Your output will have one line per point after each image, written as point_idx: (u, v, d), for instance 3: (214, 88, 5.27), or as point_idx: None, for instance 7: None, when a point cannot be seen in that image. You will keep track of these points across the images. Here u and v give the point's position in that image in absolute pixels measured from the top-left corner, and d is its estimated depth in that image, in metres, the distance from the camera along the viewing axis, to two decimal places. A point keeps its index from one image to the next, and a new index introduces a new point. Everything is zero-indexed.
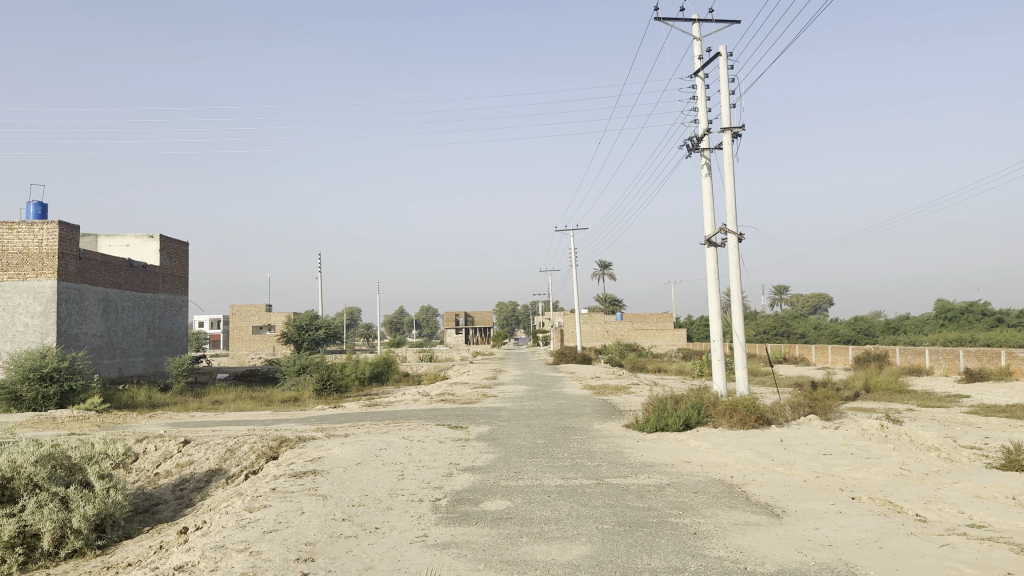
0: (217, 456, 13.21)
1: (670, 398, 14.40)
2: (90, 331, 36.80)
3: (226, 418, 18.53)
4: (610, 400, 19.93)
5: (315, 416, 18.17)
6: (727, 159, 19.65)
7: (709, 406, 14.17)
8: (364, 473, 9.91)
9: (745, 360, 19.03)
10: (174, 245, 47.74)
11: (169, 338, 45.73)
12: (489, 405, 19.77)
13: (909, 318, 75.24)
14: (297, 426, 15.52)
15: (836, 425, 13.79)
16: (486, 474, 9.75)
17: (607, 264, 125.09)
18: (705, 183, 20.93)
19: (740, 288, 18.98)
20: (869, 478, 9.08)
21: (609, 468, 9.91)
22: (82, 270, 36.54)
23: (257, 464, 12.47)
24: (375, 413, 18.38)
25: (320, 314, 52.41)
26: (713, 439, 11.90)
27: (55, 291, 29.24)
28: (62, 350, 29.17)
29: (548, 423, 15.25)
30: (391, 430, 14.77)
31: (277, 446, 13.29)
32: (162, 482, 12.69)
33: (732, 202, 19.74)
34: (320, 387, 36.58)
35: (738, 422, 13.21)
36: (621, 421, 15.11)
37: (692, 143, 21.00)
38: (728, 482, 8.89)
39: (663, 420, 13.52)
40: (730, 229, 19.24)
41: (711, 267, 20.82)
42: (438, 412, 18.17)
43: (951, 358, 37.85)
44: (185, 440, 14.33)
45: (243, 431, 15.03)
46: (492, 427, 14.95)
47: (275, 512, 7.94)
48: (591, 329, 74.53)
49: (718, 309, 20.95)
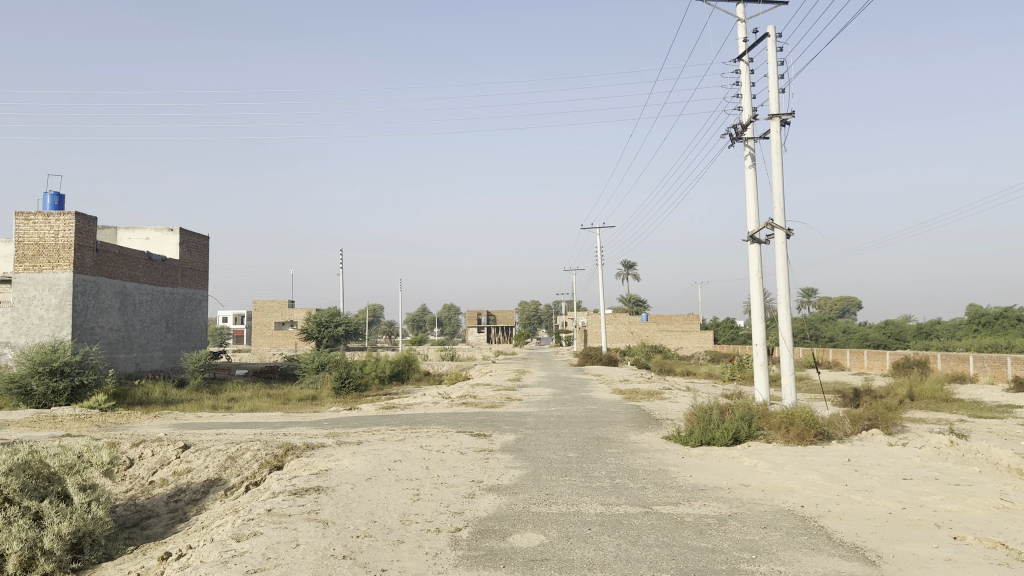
0: (217, 463, 12.02)
1: (716, 408, 13.06)
2: (107, 325, 36.03)
3: (234, 419, 17.41)
4: (645, 407, 18.62)
5: (330, 419, 16.99)
6: (775, 147, 18.26)
7: (760, 417, 12.82)
8: (373, 493, 8.64)
9: (793, 366, 17.52)
10: (194, 239, 46.92)
11: (187, 333, 44.92)
12: (514, 410, 18.43)
13: (941, 323, 72.97)
14: (308, 431, 14.35)
15: (903, 442, 12.34)
16: (513, 497, 8.45)
17: (632, 264, 123.29)
18: (749, 175, 19.54)
19: (787, 288, 17.52)
20: (968, 511, 7.65)
21: (654, 491, 8.62)
22: (99, 262, 35.75)
23: (259, 476, 11.26)
24: (393, 418, 17.16)
25: (341, 310, 51.43)
26: (770, 459, 10.51)
27: (71, 284, 28.38)
28: (75, 344, 28.27)
29: (578, 433, 13.93)
30: (408, 437, 13.56)
31: (282, 453, 12.06)
32: (156, 492, 11.58)
33: (779, 195, 18.31)
34: (339, 385, 35.54)
35: (795, 437, 11.83)
36: (661, 432, 13.79)
37: (736, 131, 19.62)
38: (801, 516, 7.57)
39: (709, 433, 12.18)
40: (777, 224, 17.82)
41: (754, 265, 19.38)
42: (459, 417, 16.93)
43: (997, 365, 35.97)
44: (185, 445, 13.18)
45: (249, 434, 13.87)
46: (519, 436, 13.68)
47: (264, 544, 6.68)
48: (616, 329, 72.98)
49: (761, 310, 19.49)
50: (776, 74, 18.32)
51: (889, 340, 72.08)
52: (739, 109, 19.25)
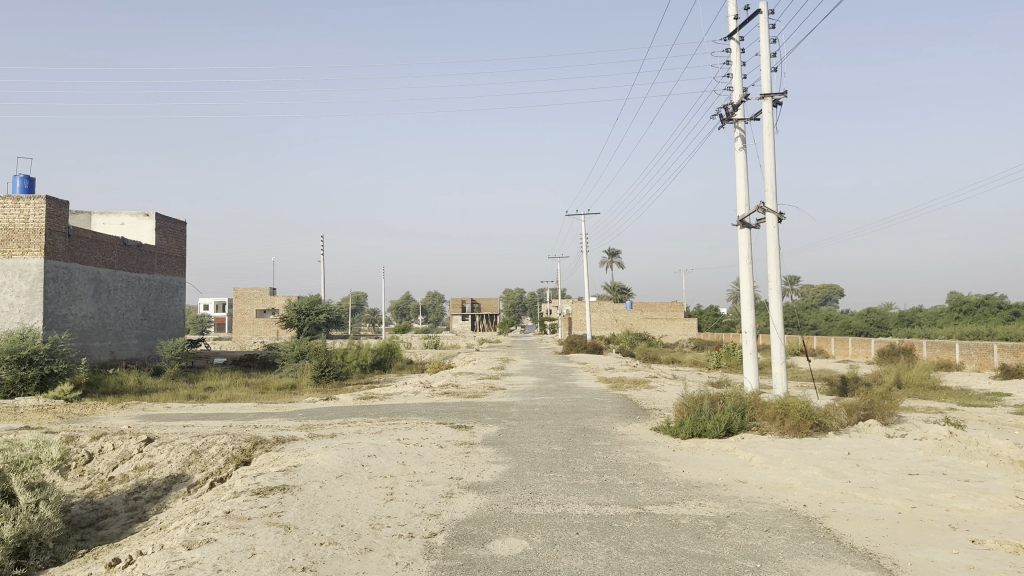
0: (181, 458, 11.31)
1: (707, 397, 12.49)
2: (80, 313, 35.11)
3: (205, 410, 16.70)
4: (632, 396, 18.05)
5: (304, 410, 16.32)
6: (766, 128, 17.69)
7: (754, 408, 12.28)
8: (343, 492, 7.99)
9: (784, 354, 16.98)
10: (171, 224, 45.84)
11: (164, 321, 43.97)
12: (497, 400, 17.81)
13: (923, 310, 73.08)
14: (280, 424, 13.66)
15: (901, 433, 11.83)
16: (494, 496, 7.83)
17: (615, 251, 122.95)
18: (739, 158, 18.96)
19: (778, 275, 16.98)
20: (983, 510, 7.12)
21: (645, 489, 8.05)
22: (71, 248, 34.77)
23: (224, 472, 10.58)
24: (371, 408, 16.52)
25: (322, 298, 50.58)
26: (767, 453, 9.94)
27: (41, 270, 27.45)
28: (46, 332, 27.37)
29: (564, 424, 13.32)
30: (385, 430, 12.92)
31: (250, 447, 11.35)
32: (115, 489, 10.89)
33: (771, 177, 17.75)
34: (319, 373, 34.83)
35: (790, 429, 11.28)
36: (649, 423, 13.21)
37: (726, 112, 19.03)
38: (805, 518, 7.01)
39: (701, 425, 11.63)
40: (769, 207, 17.25)
41: (744, 251, 18.84)
42: (440, 407, 16.31)
43: (984, 352, 35.75)
44: (148, 439, 12.46)
45: (217, 427, 13.17)
46: (501, 428, 13.08)
47: (216, 553, 6.02)
48: (601, 317, 72.49)
49: (750, 297, 18.93)
50: (768, 53, 17.75)
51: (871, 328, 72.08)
52: (729, 89, 18.64)
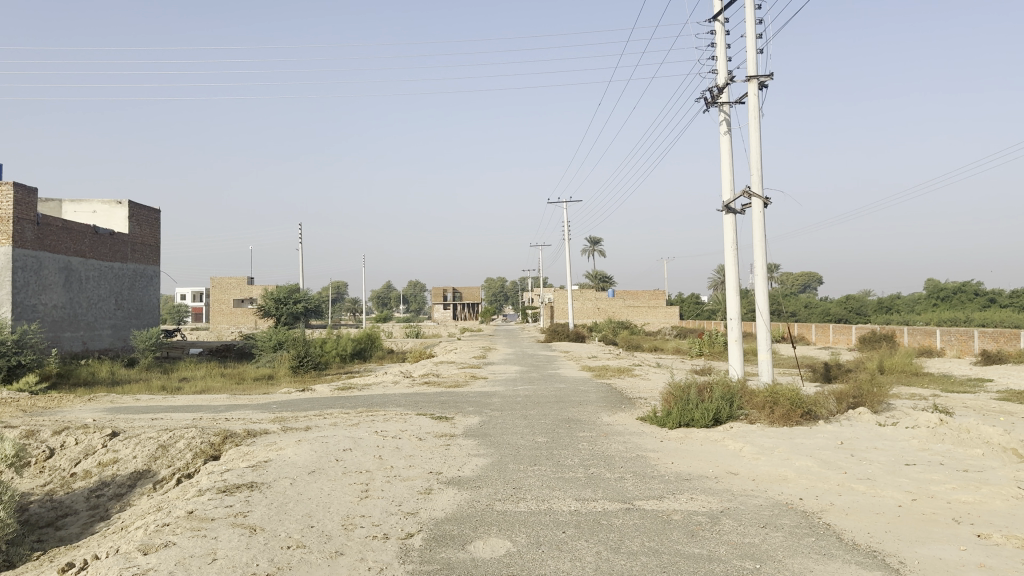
0: (146, 453, 10.81)
1: (695, 386, 12.14)
2: (51, 303, 34.28)
3: (176, 402, 16.16)
4: (615, 385, 17.71)
5: (279, 401, 15.81)
6: (752, 111, 17.35)
7: (742, 396, 11.95)
8: (315, 490, 7.55)
9: (770, 341, 16.66)
10: (144, 212, 44.88)
11: (138, 311, 43.14)
12: (478, 390, 17.40)
13: (901, 297, 73.48)
14: (253, 416, 13.18)
15: (892, 421, 11.54)
16: (475, 492, 7.42)
17: (596, 240, 122.77)
18: (724, 142, 18.60)
19: (764, 260, 16.67)
20: (986, 502, 6.79)
21: (633, 483, 7.65)
22: (40, 237, 33.89)
23: (192, 468, 10.09)
24: (349, 398, 16.06)
25: (300, 287, 49.88)
26: (757, 443, 9.60)
27: (9, 259, 26.68)
28: (13, 323, 26.62)
29: (547, 414, 12.92)
30: (363, 421, 12.48)
31: (219, 441, 10.85)
32: (77, 486, 10.38)
33: (757, 161, 17.41)
34: (297, 363, 34.28)
35: (780, 418, 10.94)
36: (635, 413, 12.84)
37: (711, 95, 18.66)
38: (803, 513, 6.64)
39: (689, 414, 11.28)
40: (755, 191, 16.91)
41: (729, 236, 18.50)
42: (419, 398, 15.88)
43: (965, 339, 35.80)
44: (114, 432, 11.94)
45: (187, 420, 12.67)
46: (483, 418, 12.66)
47: (172, 559, 5.55)
48: (583, 305, 72.12)
49: (735, 283, 18.60)
50: (754, 34, 17.39)
51: (850, 315, 72.37)
52: (714, 72, 18.26)
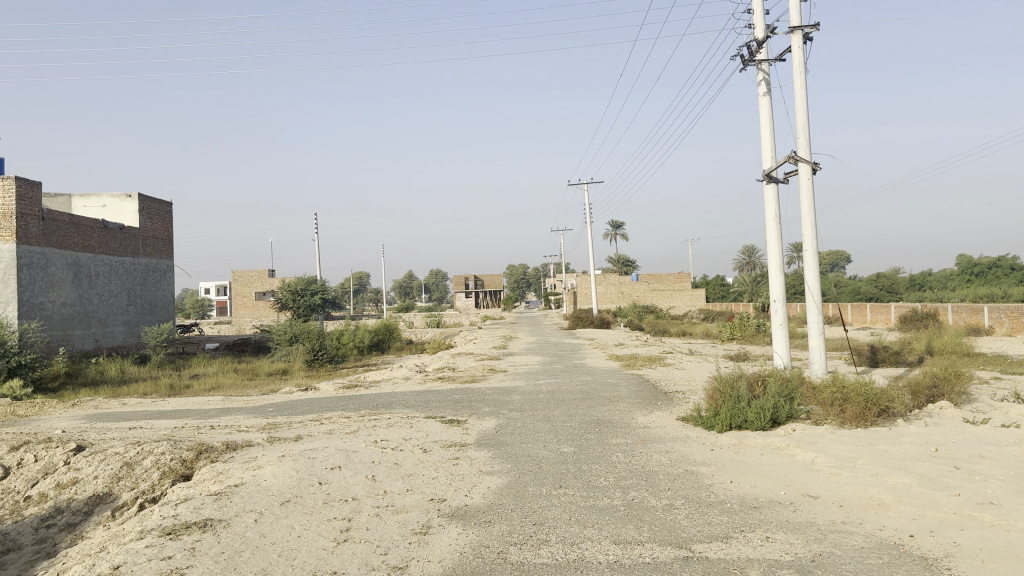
0: (109, 473, 9.23)
1: (746, 380, 10.42)
2: (59, 300, 33.14)
3: (166, 407, 14.69)
4: (649, 377, 16.01)
5: (277, 404, 14.31)
6: (796, 67, 15.56)
7: (801, 391, 10.22)
8: (283, 532, 5.96)
9: (821, 325, 14.81)
10: (155, 204, 43.62)
11: (151, 306, 42.01)
12: (496, 385, 15.79)
13: (933, 274, 70.80)
14: (240, 425, 11.66)
15: (982, 418, 9.75)
16: (485, 531, 5.80)
17: (618, 223, 120.54)
18: (764, 103, 16.84)
19: (814, 233, 14.87)
20: None
21: (686, 516, 5.98)
22: (47, 232, 32.72)
23: (158, 491, 8.56)
24: (354, 398, 14.55)
25: (316, 278, 48.49)
26: (833, 453, 7.89)
27: (14, 255, 25.77)
28: (22, 323, 25.55)
29: (573, 415, 11.26)
30: (363, 428, 10.91)
31: (192, 457, 9.31)
32: (27, 514, 8.81)
33: (803, 121, 15.58)
34: (312, 357, 32.98)
35: (852, 418, 9.18)
36: (675, 411, 11.14)
37: (748, 52, 16.97)
38: (921, 561, 4.96)
39: (741, 414, 9.56)
40: (801, 157, 15.08)
41: (772, 209, 16.69)
42: (432, 396, 14.32)
43: (1017, 315, 33.57)
44: (79, 446, 10.35)
45: (164, 432, 11.08)
46: (500, 422, 11.06)
47: None
48: (606, 291, 69.86)
49: (779, 261, 16.77)
50: None
51: (881, 293, 69.87)
52: (751, 26, 16.46)
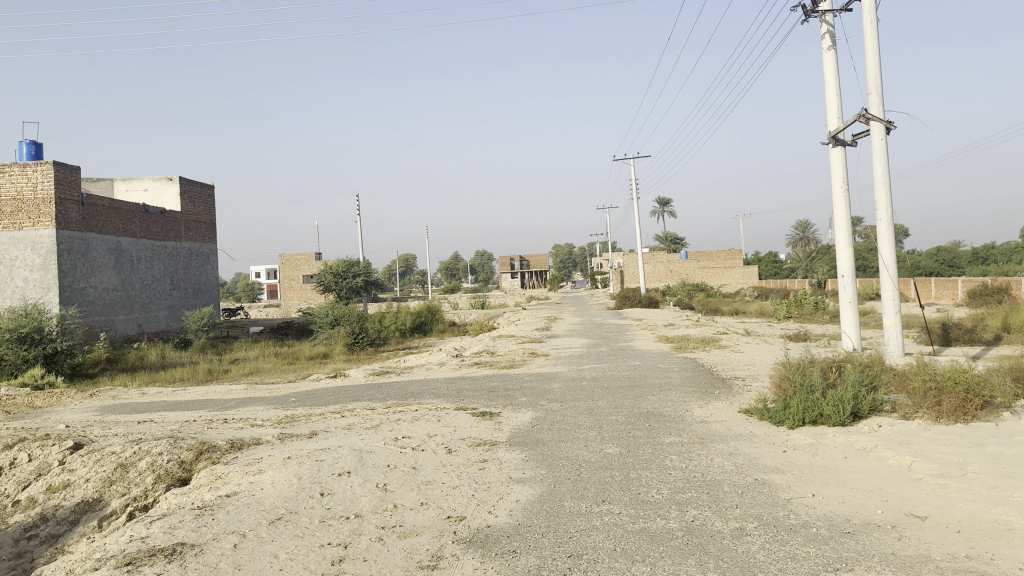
0: (102, 475, 8.32)
1: (818, 368, 9.04)
2: (101, 285, 32.90)
3: (186, 397, 13.84)
4: (703, 361, 14.61)
5: (300, 394, 13.31)
6: (867, 15, 13.96)
7: (885, 381, 8.80)
8: (263, 563, 4.88)
9: (898, 302, 13.24)
10: (197, 188, 43.26)
11: (195, 291, 41.78)
12: (535, 371, 14.58)
13: (997, 247, 67.47)
14: (255, 417, 10.71)
15: None
16: (506, 567, 4.60)
17: (665, 200, 118.13)
18: (829, 59, 15.25)
19: (888, 201, 13.31)
20: None
21: (761, 547, 4.73)
22: (87, 217, 32.44)
23: (150, 498, 7.61)
24: (382, 387, 13.48)
25: (358, 260, 47.75)
26: (935, 457, 6.53)
27: (54, 241, 25.09)
28: (63, 309, 25.08)
29: (620, 407, 10.02)
30: (386, 423, 9.82)
31: (192, 459, 8.36)
32: (11, 523, 7.91)
33: (874, 76, 13.97)
34: (352, 340, 32.19)
35: (949, 412, 7.76)
36: (735, 403, 9.82)
37: (810, 3, 15.42)
38: None
39: (815, 409, 8.24)
40: (873, 114, 13.50)
41: (838, 175, 15.12)
42: (467, 384, 13.18)
43: None
44: (78, 444, 9.48)
45: (171, 427, 10.16)
46: (538, 415, 9.88)
47: None
48: (654, 269, 68.05)
49: (847, 232, 15.21)
50: None
51: (942, 267, 66.70)
52: None
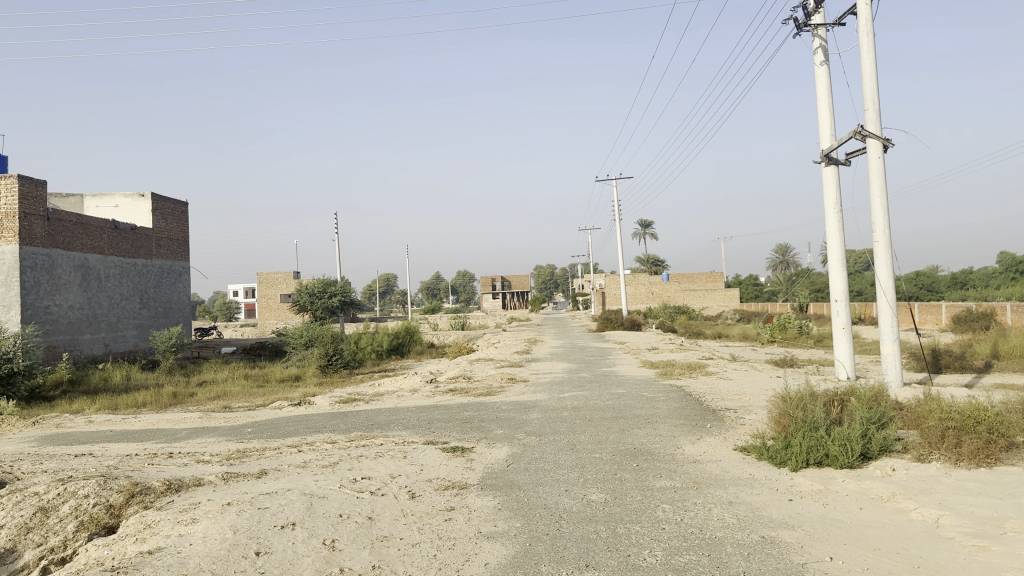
0: (17, 522, 7.32)
1: (819, 404, 8.22)
2: (66, 303, 31.66)
3: (134, 427, 12.76)
4: (691, 389, 13.79)
5: (259, 423, 12.30)
6: (861, 28, 13.36)
7: (894, 418, 8.00)
8: None
9: (895, 329, 12.53)
10: (169, 205, 42.13)
11: (165, 310, 40.49)
12: (514, 400, 13.68)
13: (975, 272, 67.57)
14: (203, 452, 9.73)
15: None
16: None
17: (645, 223, 118.15)
18: (821, 74, 14.64)
19: (886, 222, 12.62)
20: None
21: None
22: (52, 233, 31.29)
23: (68, 550, 6.62)
24: (349, 416, 12.51)
25: (335, 279, 46.65)
26: (966, 510, 5.72)
27: (16, 257, 23.94)
28: (22, 328, 23.86)
29: (603, 443, 9.15)
30: (345, 460, 8.88)
31: (122, 503, 7.39)
32: None
33: (869, 92, 13.35)
34: (325, 361, 31.11)
35: (971, 454, 6.97)
36: (730, 439, 9.01)
37: (802, 16, 14.82)
38: None
39: (820, 450, 7.43)
40: (869, 132, 12.85)
41: (830, 194, 14.45)
42: (439, 414, 12.25)
43: None
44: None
45: (106, 463, 9.14)
46: (514, 451, 8.98)
47: None
48: (636, 291, 67.45)
49: (840, 254, 14.51)
50: None
51: (921, 292, 66.65)
52: None
